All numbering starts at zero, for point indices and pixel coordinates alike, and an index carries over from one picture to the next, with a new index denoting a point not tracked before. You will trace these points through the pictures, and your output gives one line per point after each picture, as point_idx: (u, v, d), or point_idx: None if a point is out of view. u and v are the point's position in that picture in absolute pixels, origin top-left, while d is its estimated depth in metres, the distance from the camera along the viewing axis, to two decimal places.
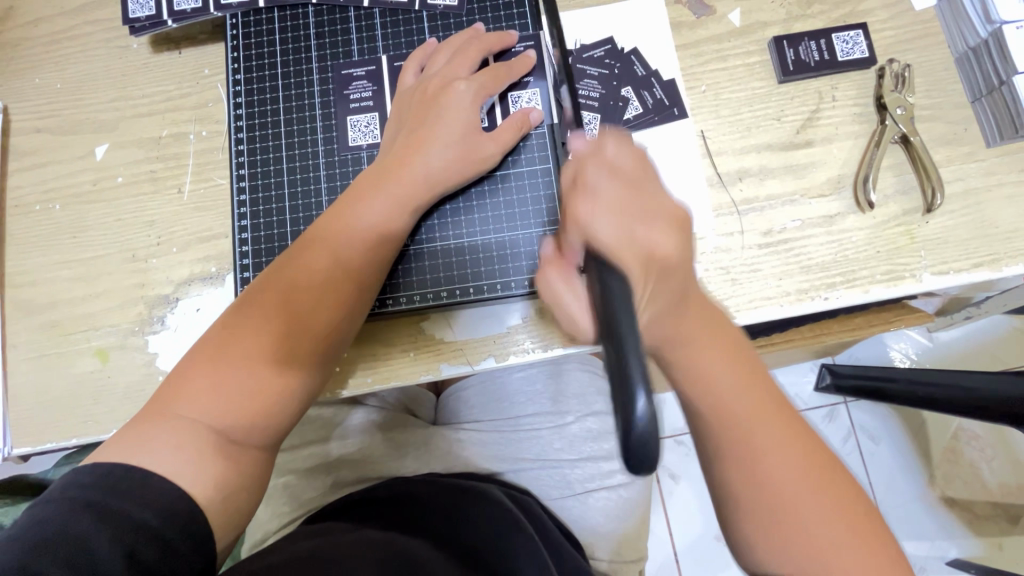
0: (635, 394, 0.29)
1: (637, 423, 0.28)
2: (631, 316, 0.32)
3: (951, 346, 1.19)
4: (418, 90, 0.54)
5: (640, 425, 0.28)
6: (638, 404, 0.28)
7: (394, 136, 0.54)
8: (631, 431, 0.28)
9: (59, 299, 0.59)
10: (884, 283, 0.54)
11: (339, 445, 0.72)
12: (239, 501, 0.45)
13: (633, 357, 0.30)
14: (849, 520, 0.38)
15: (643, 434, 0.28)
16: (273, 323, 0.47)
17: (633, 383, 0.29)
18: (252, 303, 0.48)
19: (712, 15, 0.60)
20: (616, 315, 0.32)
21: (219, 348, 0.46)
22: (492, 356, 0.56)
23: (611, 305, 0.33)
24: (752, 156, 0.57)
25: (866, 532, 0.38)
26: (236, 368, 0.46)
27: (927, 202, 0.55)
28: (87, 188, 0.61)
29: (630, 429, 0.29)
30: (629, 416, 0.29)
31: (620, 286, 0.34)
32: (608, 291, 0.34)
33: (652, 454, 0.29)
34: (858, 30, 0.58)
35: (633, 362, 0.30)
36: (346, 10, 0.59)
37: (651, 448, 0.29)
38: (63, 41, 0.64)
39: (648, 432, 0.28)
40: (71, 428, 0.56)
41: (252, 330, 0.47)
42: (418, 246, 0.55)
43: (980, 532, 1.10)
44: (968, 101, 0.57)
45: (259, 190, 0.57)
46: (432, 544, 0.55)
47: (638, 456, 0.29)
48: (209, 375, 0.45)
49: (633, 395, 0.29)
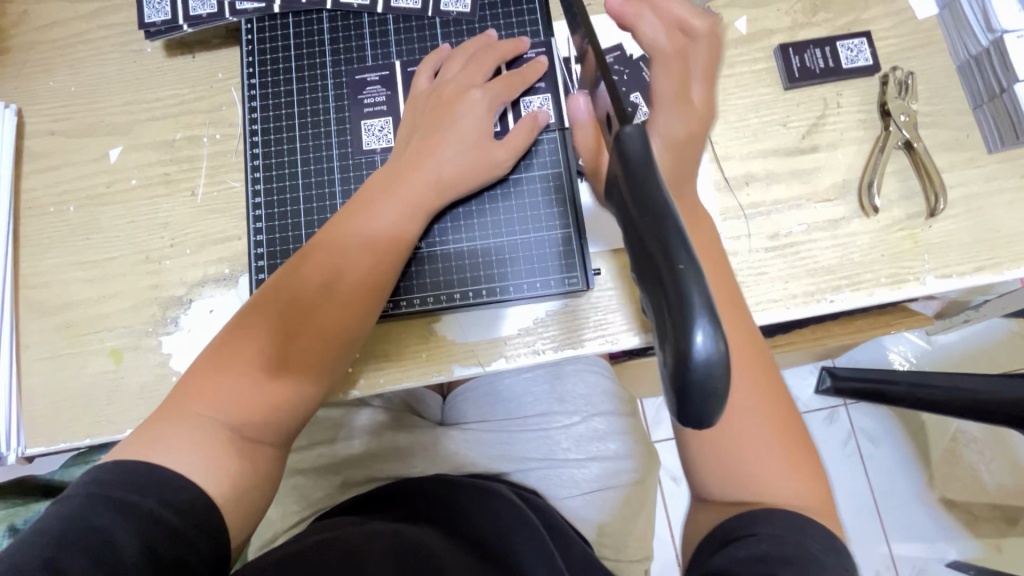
0: (694, 325, 0.22)
1: (699, 363, 0.22)
2: (686, 240, 0.24)
3: (950, 349, 1.20)
4: (433, 95, 0.55)
5: (702, 364, 0.22)
6: (696, 337, 0.22)
7: (407, 140, 0.54)
8: (689, 373, 0.22)
9: (73, 300, 0.60)
10: (888, 287, 0.55)
11: (346, 445, 0.72)
12: (255, 499, 0.45)
13: (692, 285, 0.23)
14: (782, 440, 0.44)
15: (705, 374, 0.22)
16: (288, 323, 0.48)
17: (691, 312, 0.22)
18: (266, 303, 0.49)
19: (719, 22, 0.61)
20: (667, 239, 0.24)
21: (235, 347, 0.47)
22: (503, 357, 0.57)
23: (665, 230, 0.24)
24: (759, 162, 0.58)
25: (794, 450, 0.44)
26: (251, 367, 0.46)
27: (931, 206, 0.56)
28: (101, 190, 0.62)
29: (688, 370, 0.22)
30: (691, 362, 0.22)
31: (660, 191, 0.26)
32: (649, 207, 0.25)
33: (716, 400, 0.23)
34: (862, 38, 0.59)
35: (692, 284, 0.23)
36: (360, 15, 0.60)
37: (714, 393, 0.23)
38: (77, 45, 0.64)
39: (711, 371, 0.22)
40: (85, 428, 0.57)
41: (267, 329, 0.48)
42: (430, 248, 0.56)
43: (978, 533, 1.11)
44: (970, 108, 0.58)
45: (274, 194, 0.57)
46: (440, 539, 0.57)
47: (698, 409, 0.23)
48: (224, 376, 0.46)
49: (690, 325, 0.22)
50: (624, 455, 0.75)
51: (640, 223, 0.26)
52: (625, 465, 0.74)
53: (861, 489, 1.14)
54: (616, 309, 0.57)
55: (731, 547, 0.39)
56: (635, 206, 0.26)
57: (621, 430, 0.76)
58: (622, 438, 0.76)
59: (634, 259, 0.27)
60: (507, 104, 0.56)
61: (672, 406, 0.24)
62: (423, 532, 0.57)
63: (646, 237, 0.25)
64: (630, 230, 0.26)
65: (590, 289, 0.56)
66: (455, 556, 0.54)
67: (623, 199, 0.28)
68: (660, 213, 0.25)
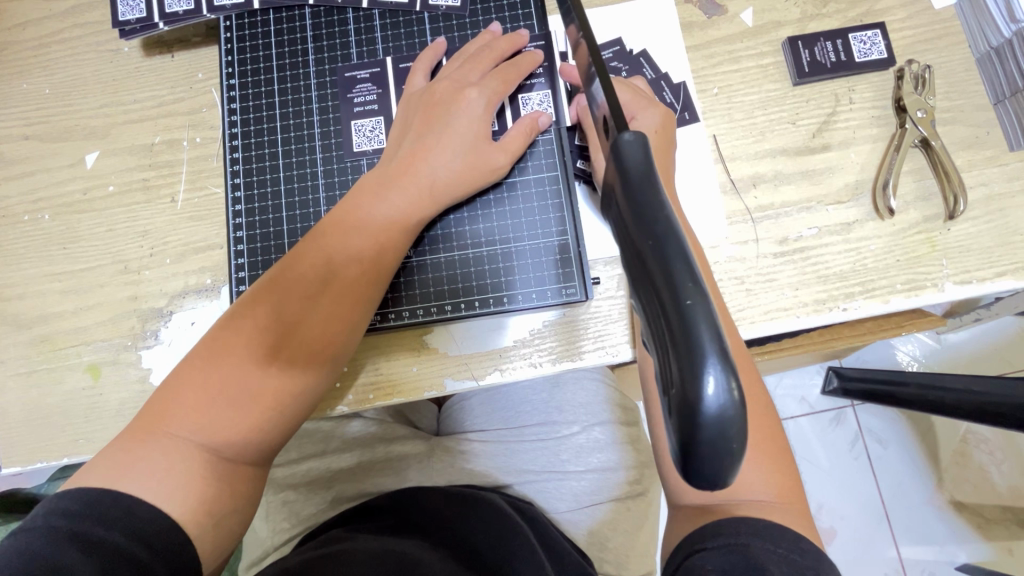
0: (704, 370, 0.20)
1: (710, 414, 0.20)
2: (694, 268, 0.21)
3: (960, 349, 1.17)
4: (425, 94, 0.52)
5: (714, 416, 0.20)
6: (706, 384, 0.20)
7: (399, 141, 0.51)
8: (698, 425, 0.20)
9: (48, 312, 0.57)
10: (904, 293, 0.52)
11: (337, 459, 0.69)
12: (232, 525, 0.43)
13: (699, 323, 0.20)
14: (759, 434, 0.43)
15: (717, 428, 0.20)
16: (266, 338, 0.45)
17: (700, 355, 0.20)
18: (243, 315, 0.46)
19: (723, 15, 0.58)
20: (671, 268, 0.21)
21: (209, 366, 0.44)
22: (499, 369, 0.54)
23: (668, 251, 0.21)
24: (766, 162, 0.55)
25: (769, 443, 0.43)
26: (228, 385, 0.43)
27: (949, 209, 0.53)
28: (77, 197, 0.59)
29: (696, 421, 0.20)
30: (698, 413, 0.20)
31: (663, 208, 0.23)
32: (651, 228, 0.22)
33: (729, 456, 0.20)
34: (876, 30, 0.56)
35: (702, 322, 0.20)
36: (344, 11, 0.57)
37: (727, 449, 0.20)
38: (51, 45, 0.62)
39: (724, 424, 0.20)
40: (63, 447, 0.54)
41: (243, 343, 0.45)
42: (420, 257, 0.53)
43: (990, 538, 1.08)
44: (990, 103, 0.55)
45: (255, 200, 0.55)
46: (429, 548, 0.55)
47: (712, 463, 0.20)
48: (198, 395, 0.43)
49: (699, 371, 0.20)
50: (624, 465, 0.72)
51: (640, 245, 0.23)
52: (627, 476, 0.71)
53: (868, 492, 1.12)
54: (617, 320, 0.54)
55: (696, 558, 0.38)
56: (636, 227, 0.23)
57: (623, 440, 0.73)
58: (624, 448, 0.73)
59: (634, 285, 0.24)
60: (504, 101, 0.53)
61: (678, 455, 0.22)
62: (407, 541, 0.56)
63: (647, 263, 0.22)
64: (630, 252, 0.24)
65: (590, 299, 0.54)
66: (442, 562, 0.53)
67: (623, 216, 0.24)
68: (663, 236, 0.22)
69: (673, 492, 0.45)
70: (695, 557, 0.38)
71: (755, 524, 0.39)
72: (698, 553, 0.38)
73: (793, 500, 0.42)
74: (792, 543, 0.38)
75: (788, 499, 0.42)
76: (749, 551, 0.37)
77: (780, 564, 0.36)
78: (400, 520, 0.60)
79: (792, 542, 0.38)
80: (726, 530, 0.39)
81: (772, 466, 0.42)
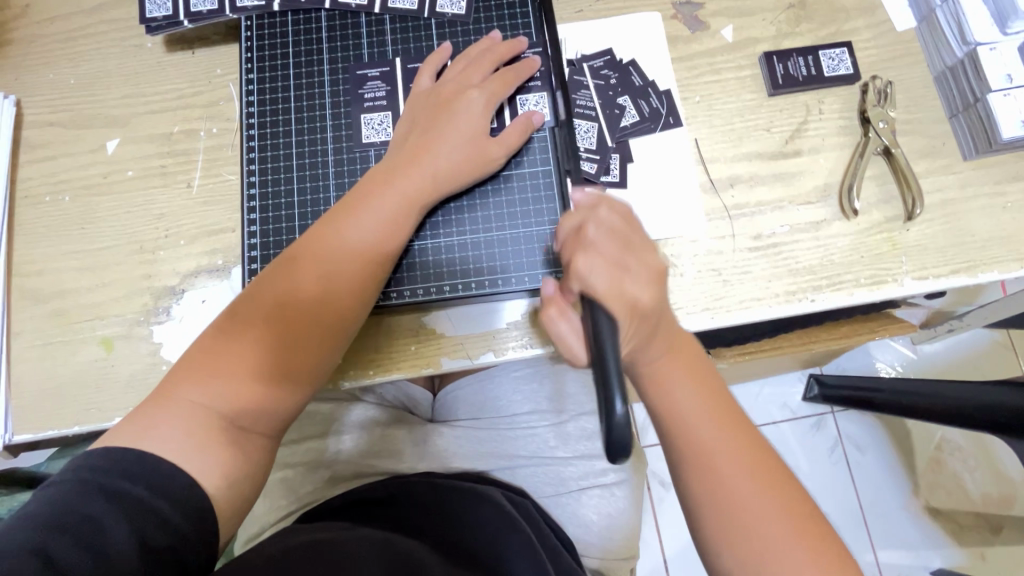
0: (615, 399, 0.38)
1: (618, 424, 0.37)
2: (615, 351, 0.40)
3: (933, 357, 1.22)
4: (432, 98, 0.56)
5: (619, 424, 0.37)
6: (617, 405, 0.38)
7: (407, 134, 0.56)
8: (612, 428, 0.37)
9: (65, 288, 0.60)
10: (868, 287, 0.57)
11: (336, 440, 0.73)
12: (243, 487, 0.46)
13: (613, 374, 0.39)
14: (791, 515, 0.43)
15: (622, 432, 0.37)
16: (278, 313, 0.49)
17: (612, 392, 0.38)
18: (259, 291, 0.50)
19: (706, 30, 0.63)
20: (602, 348, 0.40)
21: (228, 336, 0.48)
22: (493, 350, 0.58)
23: (602, 348, 0.40)
24: (743, 164, 0.60)
25: (804, 521, 0.44)
26: (245, 352, 0.47)
27: (908, 211, 0.58)
28: (97, 180, 0.62)
29: (610, 426, 0.37)
30: (610, 418, 0.38)
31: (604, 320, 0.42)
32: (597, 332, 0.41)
33: (626, 447, 0.38)
34: (843, 48, 0.62)
35: (614, 371, 0.39)
36: (357, 15, 0.62)
37: (626, 444, 0.37)
38: (77, 38, 0.65)
39: (625, 430, 0.37)
40: (75, 415, 0.57)
41: (258, 317, 0.49)
42: (422, 242, 0.57)
43: (962, 542, 1.12)
44: (946, 117, 0.60)
45: (269, 185, 0.58)
46: (433, 552, 0.56)
47: (618, 449, 0.37)
48: (217, 362, 0.47)
49: (613, 399, 0.38)
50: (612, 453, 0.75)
51: (593, 343, 0.41)
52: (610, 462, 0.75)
53: (847, 496, 1.15)
54: None
55: None
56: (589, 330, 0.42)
57: None
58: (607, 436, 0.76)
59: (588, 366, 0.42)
60: (503, 103, 0.58)
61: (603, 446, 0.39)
62: (411, 541, 0.57)
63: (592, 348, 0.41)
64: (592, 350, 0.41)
65: None
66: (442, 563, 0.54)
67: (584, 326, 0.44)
68: (600, 334, 0.41)
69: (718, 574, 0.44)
70: None
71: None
72: None
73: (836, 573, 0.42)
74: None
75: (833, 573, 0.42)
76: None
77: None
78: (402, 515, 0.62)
79: None
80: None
81: (809, 539, 0.43)
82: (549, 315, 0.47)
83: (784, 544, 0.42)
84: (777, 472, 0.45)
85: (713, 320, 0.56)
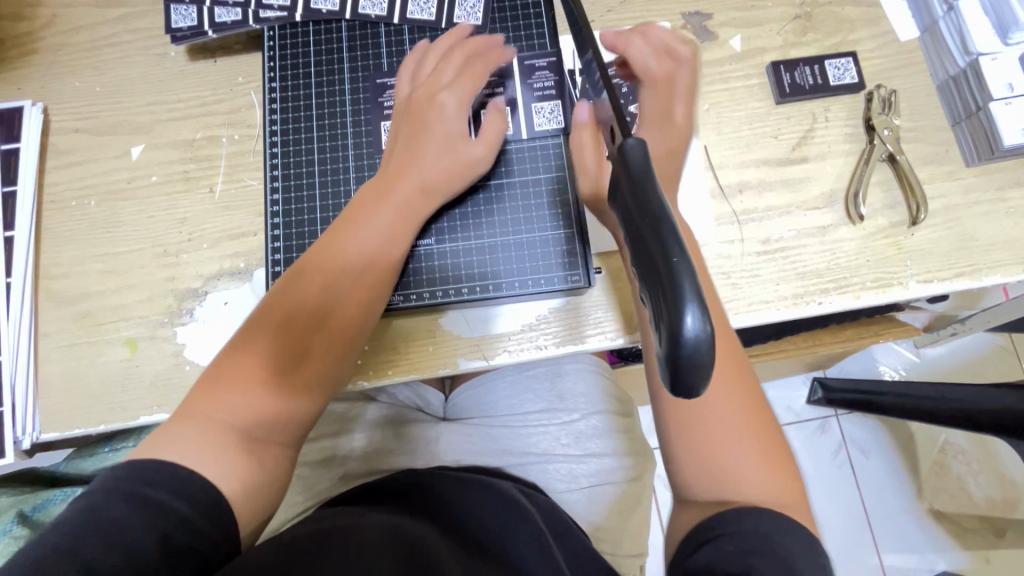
0: (685, 310, 0.26)
1: (689, 340, 0.26)
2: (679, 235, 0.28)
3: (936, 361, 1.24)
4: (408, 105, 0.58)
5: (692, 342, 0.26)
6: (687, 318, 0.26)
7: (393, 146, 0.58)
8: (681, 350, 0.26)
9: (90, 290, 0.62)
10: (874, 290, 0.58)
11: (350, 438, 0.74)
12: (263, 492, 0.48)
13: (685, 276, 0.26)
14: (753, 422, 0.47)
15: (694, 350, 0.26)
16: (281, 322, 0.51)
17: (682, 298, 0.26)
18: (266, 307, 0.53)
19: (714, 40, 0.65)
20: (660, 231, 0.28)
21: (233, 352, 0.50)
22: (506, 350, 0.59)
23: (663, 229, 0.28)
24: (752, 171, 0.62)
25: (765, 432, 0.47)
26: (253, 364, 0.50)
27: (912, 215, 0.59)
28: (122, 185, 0.64)
29: (680, 346, 0.26)
30: (677, 336, 0.26)
31: (655, 194, 0.30)
32: (646, 208, 0.30)
33: (701, 373, 0.26)
34: (849, 58, 0.63)
35: (686, 271, 0.27)
36: (377, 26, 0.63)
37: (701, 367, 0.26)
38: (103, 47, 0.67)
39: (699, 348, 0.26)
40: (100, 415, 0.58)
41: (261, 330, 0.51)
42: (439, 246, 0.59)
43: (966, 544, 1.13)
44: (949, 124, 0.62)
45: (292, 190, 0.60)
46: (440, 537, 0.57)
47: (690, 375, 0.26)
48: (226, 376, 0.49)
49: (681, 310, 0.26)
50: (622, 452, 0.77)
51: (640, 225, 0.30)
52: (619, 462, 0.76)
53: (851, 498, 1.16)
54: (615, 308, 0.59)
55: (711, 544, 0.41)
56: (634, 205, 0.31)
57: (617, 429, 0.78)
58: (616, 436, 0.77)
59: (641, 267, 0.29)
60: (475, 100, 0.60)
61: (667, 380, 0.28)
62: (419, 526, 0.57)
63: (644, 235, 0.29)
64: (631, 231, 0.30)
65: (592, 287, 0.59)
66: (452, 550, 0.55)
67: (626, 201, 0.32)
68: (656, 213, 0.29)
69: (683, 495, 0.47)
70: (713, 541, 0.41)
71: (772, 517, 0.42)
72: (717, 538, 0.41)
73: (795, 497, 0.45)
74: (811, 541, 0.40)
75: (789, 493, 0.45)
76: (772, 541, 0.39)
77: (797, 555, 0.39)
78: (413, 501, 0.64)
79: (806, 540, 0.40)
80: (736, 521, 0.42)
81: (768, 448, 0.46)
82: (580, 139, 0.57)
83: (743, 447, 0.46)
84: (756, 408, 0.47)
85: None
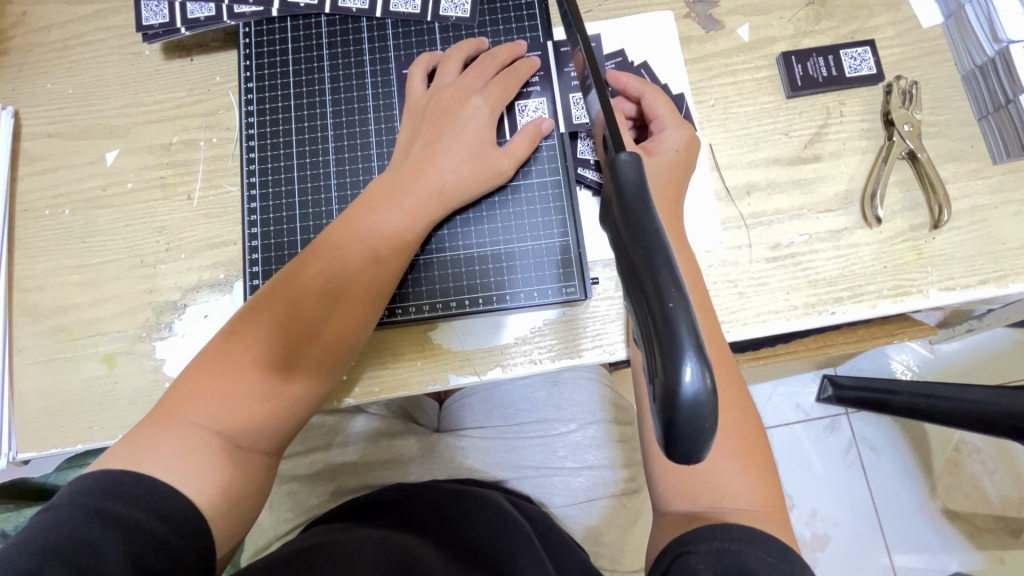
0: (683, 362, 0.23)
1: (687, 399, 0.23)
2: (675, 272, 0.25)
3: (952, 358, 1.19)
4: (431, 104, 0.55)
5: (690, 399, 0.23)
6: (684, 373, 0.23)
7: (408, 146, 0.54)
8: (678, 409, 0.23)
9: (66, 304, 0.59)
10: (891, 299, 0.54)
11: (340, 452, 0.72)
12: (243, 506, 0.45)
13: (682, 324, 0.23)
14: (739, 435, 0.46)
15: (693, 411, 0.23)
16: (277, 335, 0.47)
17: (680, 349, 0.23)
18: (258, 309, 0.48)
19: (721, 30, 0.60)
20: (656, 271, 0.25)
21: (220, 359, 0.47)
22: (500, 366, 0.56)
23: (656, 265, 0.25)
24: (760, 170, 0.58)
25: (751, 445, 0.46)
26: (241, 380, 0.46)
27: (934, 218, 0.55)
28: (97, 193, 0.61)
29: (677, 405, 0.23)
30: (673, 392, 0.23)
31: (653, 224, 0.27)
32: (641, 239, 0.26)
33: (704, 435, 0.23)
34: (866, 47, 0.59)
35: (681, 319, 0.24)
36: (358, 20, 0.60)
37: (701, 429, 0.23)
38: (75, 47, 0.64)
39: (699, 407, 0.23)
40: (77, 434, 0.56)
41: (254, 339, 0.47)
42: (428, 256, 0.56)
43: (980, 546, 1.10)
44: (974, 118, 0.57)
45: (270, 198, 0.57)
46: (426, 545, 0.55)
47: (686, 436, 0.23)
48: (210, 386, 0.46)
49: (679, 362, 0.23)
50: (623, 463, 0.74)
51: (632, 255, 0.27)
52: (620, 474, 0.73)
53: (862, 500, 1.13)
54: (614, 320, 0.56)
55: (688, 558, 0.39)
56: (626, 231, 0.27)
57: (616, 439, 0.74)
58: (617, 446, 0.74)
59: (634, 304, 0.26)
60: (504, 113, 0.56)
61: (662, 438, 0.25)
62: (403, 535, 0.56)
63: (637, 267, 0.26)
64: (624, 263, 0.27)
65: (588, 299, 0.56)
66: (441, 561, 0.53)
67: (617, 226, 0.28)
68: (651, 246, 0.26)
69: (658, 506, 0.47)
70: (686, 557, 0.40)
71: (753, 533, 0.40)
72: (687, 555, 0.40)
73: (776, 511, 0.44)
74: (782, 555, 0.39)
75: (771, 508, 0.44)
76: (740, 559, 0.38)
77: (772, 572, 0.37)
78: (404, 508, 0.62)
79: (783, 553, 0.39)
80: (719, 536, 0.40)
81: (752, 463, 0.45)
82: None
83: (725, 460, 0.45)
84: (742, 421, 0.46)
85: (727, 334, 0.54)
